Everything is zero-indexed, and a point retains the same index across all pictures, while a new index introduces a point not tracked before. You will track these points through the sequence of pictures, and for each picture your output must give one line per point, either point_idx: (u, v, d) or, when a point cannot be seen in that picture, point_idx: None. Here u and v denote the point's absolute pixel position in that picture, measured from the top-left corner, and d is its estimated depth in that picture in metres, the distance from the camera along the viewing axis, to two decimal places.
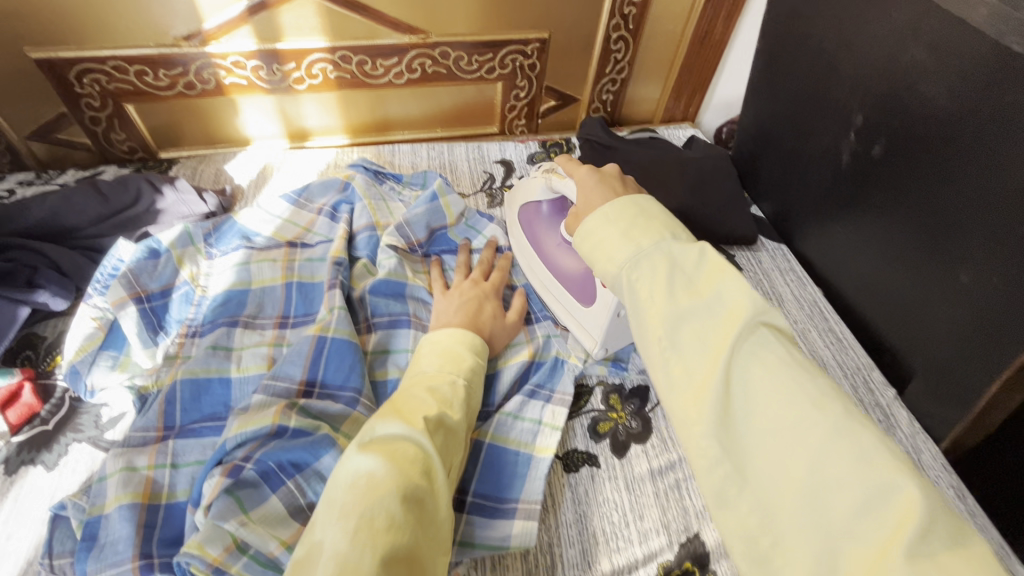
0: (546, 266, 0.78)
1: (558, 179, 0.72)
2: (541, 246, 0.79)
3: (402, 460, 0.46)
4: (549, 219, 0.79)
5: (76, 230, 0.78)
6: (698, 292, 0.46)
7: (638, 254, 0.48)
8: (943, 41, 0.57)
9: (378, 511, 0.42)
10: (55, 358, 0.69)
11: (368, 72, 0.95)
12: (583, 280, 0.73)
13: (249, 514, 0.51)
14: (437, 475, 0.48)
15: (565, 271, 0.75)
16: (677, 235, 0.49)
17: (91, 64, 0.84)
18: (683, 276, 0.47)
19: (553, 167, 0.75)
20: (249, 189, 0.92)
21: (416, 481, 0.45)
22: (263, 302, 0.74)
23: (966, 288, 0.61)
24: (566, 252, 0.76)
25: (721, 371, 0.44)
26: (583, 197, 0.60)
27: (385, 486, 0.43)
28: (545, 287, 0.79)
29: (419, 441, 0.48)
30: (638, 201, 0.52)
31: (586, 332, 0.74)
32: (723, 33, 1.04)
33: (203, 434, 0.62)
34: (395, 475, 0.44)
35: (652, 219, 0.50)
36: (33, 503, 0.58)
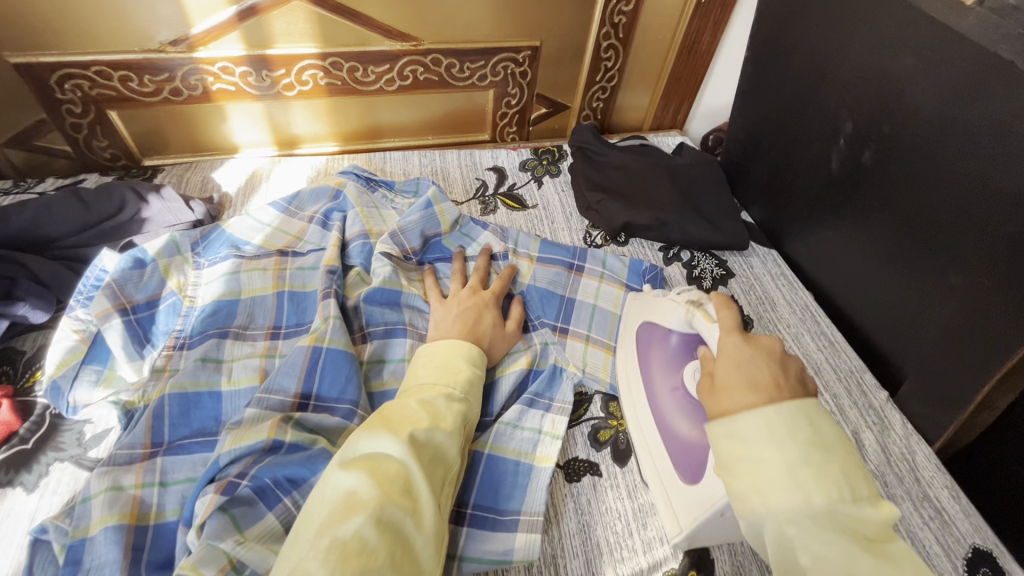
0: (652, 413, 0.66)
1: (706, 318, 0.61)
2: (653, 389, 0.67)
3: (383, 480, 0.46)
4: (675, 352, 0.67)
5: (57, 240, 0.75)
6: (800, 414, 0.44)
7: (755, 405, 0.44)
8: (932, 49, 0.58)
9: (351, 534, 0.42)
10: (34, 373, 0.66)
11: (359, 78, 0.94)
12: (694, 450, 0.59)
13: (245, 533, 0.49)
14: (419, 493, 0.47)
15: (670, 433, 0.63)
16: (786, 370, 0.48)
17: (73, 70, 0.81)
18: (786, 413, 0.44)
19: (701, 298, 0.63)
20: (237, 197, 0.90)
21: (396, 501, 0.45)
22: (253, 313, 0.72)
23: (955, 289, 0.62)
24: (682, 413, 0.62)
25: (821, 490, 0.41)
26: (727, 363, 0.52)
27: (360, 506, 0.44)
28: (645, 443, 0.65)
29: (402, 460, 0.48)
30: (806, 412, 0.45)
31: (671, 512, 0.60)
32: (710, 41, 1.06)
33: (193, 450, 0.60)
34: (373, 495, 0.45)
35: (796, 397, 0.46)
36: (11, 528, 0.55)
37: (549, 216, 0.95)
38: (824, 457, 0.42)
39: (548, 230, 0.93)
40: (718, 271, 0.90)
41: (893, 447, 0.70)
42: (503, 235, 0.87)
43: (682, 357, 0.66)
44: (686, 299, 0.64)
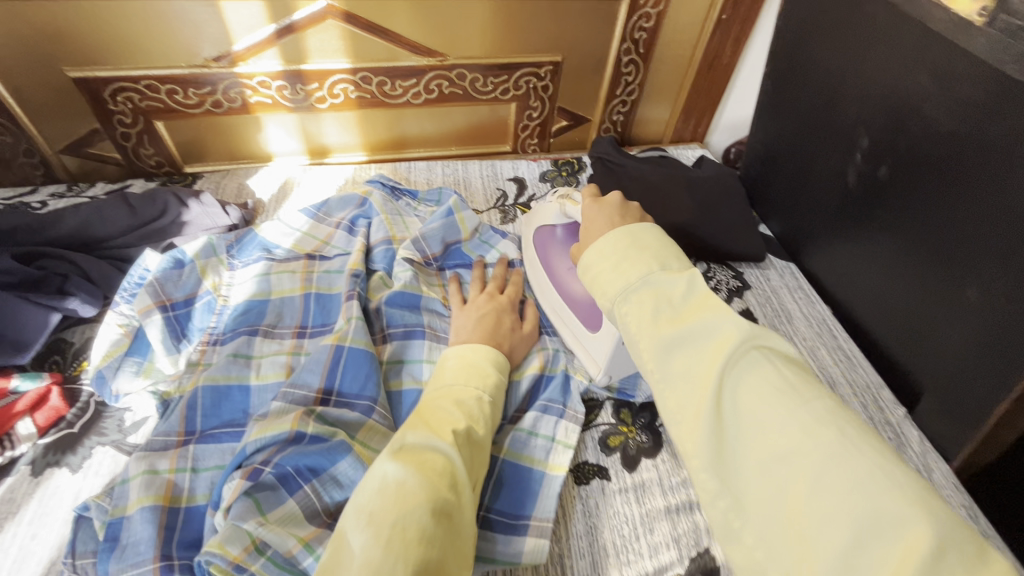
0: (556, 288, 0.78)
1: (573, 205, 0.76)
2: (554, 271, 0.78)
3: (432, 472, 0.48)
4: (562, 242, 0.79)
5: (105, 240, 0.81)
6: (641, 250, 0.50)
7: (628, 289, 0.48)
8: (946, 67, 0.58)
9: (411, 521, 0.43)
10: (82, 363, 0.71)
11: (387, 92, 0.99)
12: (589, 306, 0.73)
13: (267, 516, 0.52)
14: (463, 488, 0.50)
15: (576, 297, 0.75)
16: (667, 266, 0.49)
17: (125, 83, 0.88)
18: (669, 308, 0.47)
19: (568, 194, 0.80)
20: (270, 203, 0.95)
21: (445, 494, 0.48)
22: (282, 313, 0.76)
23: (973, 305, 0.62)
24: (578, 278, 0.75)
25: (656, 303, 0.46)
26: (585, 222, 0.62)
27: (416, 496, 0.45)
28: (552, 305, 0.80)
29: (446, 453, 0.51)
30: (633, 231, 0.52)
31: (592, 359, 0.74)
32: (731, 57, 1.07)
33: (223, 439, 0.64)
34: (426, 487, 0.47)
35: (643, 251, 0.50)
36: (57, 504, 0.59)
37: None
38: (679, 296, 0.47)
39: None
40: (735, 283, 0.91)
41: (910, 462, 0.69)
42: (520, 242, 0.90)
43: (567, 242, 0.78)
44: (556, 198, 0.80)
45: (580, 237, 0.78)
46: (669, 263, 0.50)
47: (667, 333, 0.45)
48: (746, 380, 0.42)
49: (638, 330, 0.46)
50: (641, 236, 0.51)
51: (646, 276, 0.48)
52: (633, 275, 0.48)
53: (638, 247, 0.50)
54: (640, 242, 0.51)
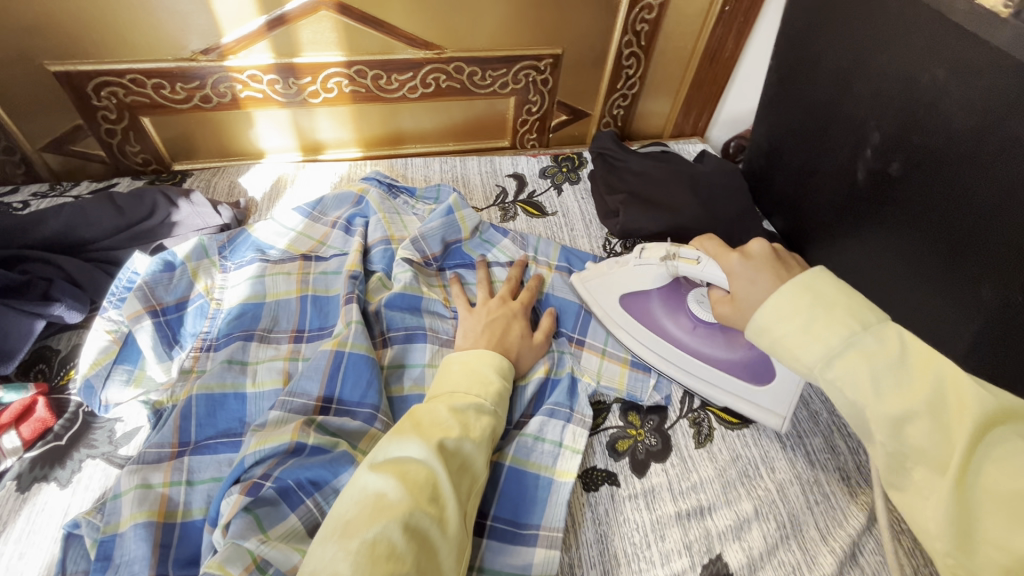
0: (691, 351, 0.75)
1: (689, 263, 0.70)
2: (671, 334, 0.77)
3: (412, 485, 0.47)
4: (664, 305, 0.78)
5: (91, 243, 0.78)
6: (831, 308, 0.46)
7: (831, 355, 0.44)
8: (965, 60, 0.57)
9: (379, 536, 0.43)
10: (69, 372, 0.68)
11: (383, 85, 0.96)
12: (755, 360, 0.72)
13: (268, 533, 0.50)
14: (446, 502, 0.48)
15: (722, 355, 0.74)
16: (867, 322, 0.44)
17: (109, 77, 0.84)
18: (890, 377, 0.42)
19: (673, 250, 0.72)
20: (263, 202, 0.92)
21: (424, 509, 0.46)
22: (277, 316, 0.74)
23: (986, 304, 0.61)
24: (705, 331, 0.75)
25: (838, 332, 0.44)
26: (738, 283, 0.58)
27: (390, 510, 0.45)
28: (687, 371, 0.75)
29: (430, 465, 0.49)
30: (810, 281, 0.48)
31: (767, 412, 0.70)
32: (733, 50, 1.05)
33: (219, 450, 0.61)
34: (402, 501, 0.46)
35: (835, 307, 0.46)
36: (45, 522, 0.57)
37: (569, 223, 0.95)
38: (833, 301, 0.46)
39: (567, 236, 0.93)
40: None
41: None
42: (522, 242, 0.88)
43: (676, 302, 0.78)
44: (661, 258, 0.74)
45: (682, 291, 0.79)
46: (867, 316, 0.45)
47: (895, 409, 0.41)
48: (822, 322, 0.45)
49: (863, 398, 0.42)
50: (821, 287, 0.47)
51: (847, 340, 0.44)
52: (832, 339, 0.44)
53: (827, 305, 0.46)
54: (822, 296, 0.47)
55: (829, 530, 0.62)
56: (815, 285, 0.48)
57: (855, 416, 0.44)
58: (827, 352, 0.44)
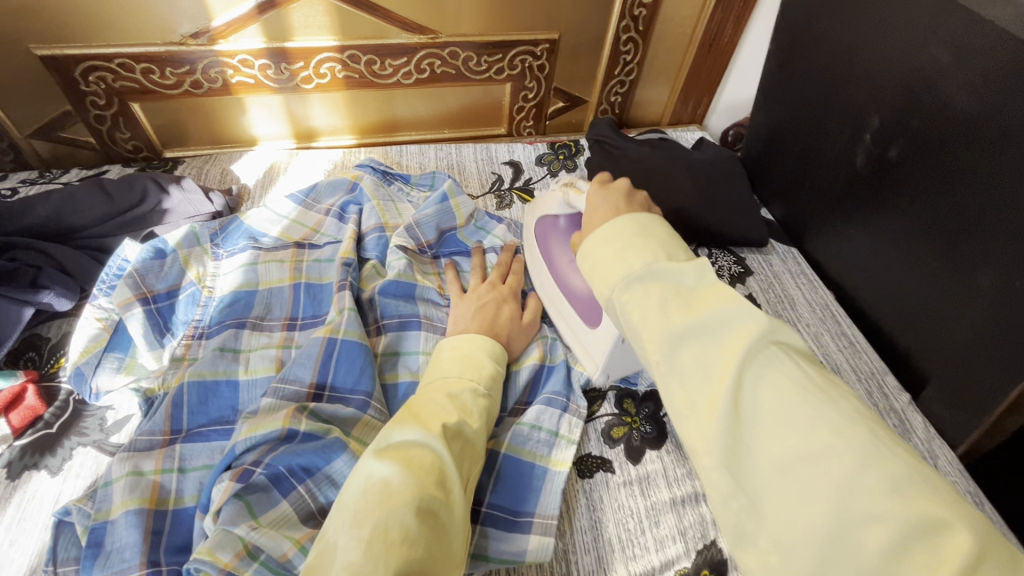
0: (558, 284, 0.75)
1: (577, 193, 0.70)
2: (553, 262, 0.75)
3: (418, 470, 0.46)
4: (567, 235, 0.75)
5: (80, 230, 0.77)
6: (647, 238, 0.47)
7: (631, 278, 0.45)
8: (966, 41, 0.56)
9: (393, 522, 0.41)
10: (59, 360, 0.68)
11: (377, 71, 0.94)
12: (590, 301, 0.70)
13: (259, 519, 0.50)
14: (452, 484, 0.47)
15: (577, 290, 0.72)
16: (672, 256, 0.46)
17: (97, 62, 0.82)
18: (679, 298, 0.43)
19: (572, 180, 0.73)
20: (256, 189, 0.91)
21: (433, 492, 0.45)
22: (270, 304, 0.73)
23: (984, 291, 0.60)
24: (578, 270, 0.72)
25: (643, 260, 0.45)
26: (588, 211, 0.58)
27: (400, 495, 0.43)
28: (555, 303, 0.76)
29: (434, 448, 0.48)
30: (643, 221, 0.49)
31: (586, 354, 0.72)
32: (732, 36, 1.03)
33: (211, 438, 0.61)
34: (411, 485, 0.44)
35: (650, 239, 0.47)
36: (36, 509, 0.57)
37: None
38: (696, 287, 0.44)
39: None
40: (737, 269, 0.89)
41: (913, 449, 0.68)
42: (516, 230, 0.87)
43: (572, 233, 0.74)
44: (559, 185, 0.74)
45: (587, 229, 0.74)
46: (677, 255, 0.46)
47: (680, 323, 0.41)
48: (764, 377, 0.39)
49: (756, 443, 0.37)
50: (651, 226, 0.48)
51: (649, 266, 0.44)
52: (638, 262, 0.45)
53: (643, 234, 0.47)
54: (648, 232, 0.48)
55: None
56: (647, 226, 0.48)
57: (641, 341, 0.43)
58: (629, 275, 0.45)
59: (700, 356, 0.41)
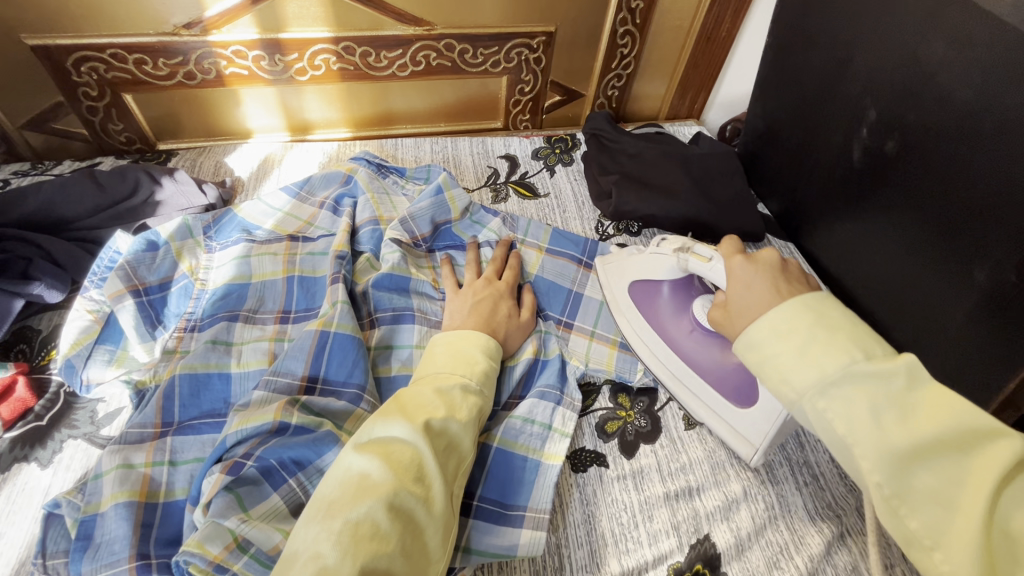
0: (680, 356, 0.71)
1: (702, 260, 0.67)
2: (666, 333, 0.73)
3: (395, 465, 0.46)
4: (671, 301, 0.74)
5: (71, 221, 0.76)
6: (833, 330, 0.44)
7: (827, 383, 0.43)
8: (964, 34, 0.56)
9: (363, 517, 0.43)
10: (49, 352, 0.67)
11: (372, 63, 0.93)
12: (740, 379, 0.66)
13: (249, 512, 0.50)
14: (432, 481, 0.48)
15: (715, 367, 0.68)
16: (870, 352, 0.43)
17: (89, 52, 0.82)
18: (892, 409, 0.41)
19: (688, 245, 0.70)
20: (249, 182, 0.90)
21: (409, 489, 0.46)
22: (263, 297, 0.73)
23: (980, 286, 0.60)
24: (703, 340, 0.70)
25: (835, 359, 0.43)
26: (734, 286, 0.56)
27: (374, 490, 0.44)
28: (665, 365, 0.72)
29: (414, 444, 0.48)
30: (807, 302, 0.47)
31: (738, 436, 0.65)
32: (729, 29, 1.03)
33: (202, 431, 0.60)
34: (386, 481, 0.45)
35: (836, 331, 0.45)
36: (25, 502, 0.56)
37: (562, 205, 0.94)
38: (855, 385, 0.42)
39: (559, 218, 0.92)
40: None
41: None
42: (512, 223, 0.87)
43: (683, 300, 0.74)
44: (674, 249, 0.71)
45: (692, 291, 0.74)
46: (872, 347, 0.44)
47: (900, 443, 0.40)
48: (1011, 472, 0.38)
49: (869, 449, 0.41)
50: (825, 310, 0.46)
51: (846, 367, 0.42)
52: (830, 365, 0.43)
53: (828, 326, 0.45)
54: (823, 316, 0.46)
55: (819, 513, 0.62)
56: (818, 307, 0.47)
57: (849, 452, 0.42)
58: (822, 379, 0.43)
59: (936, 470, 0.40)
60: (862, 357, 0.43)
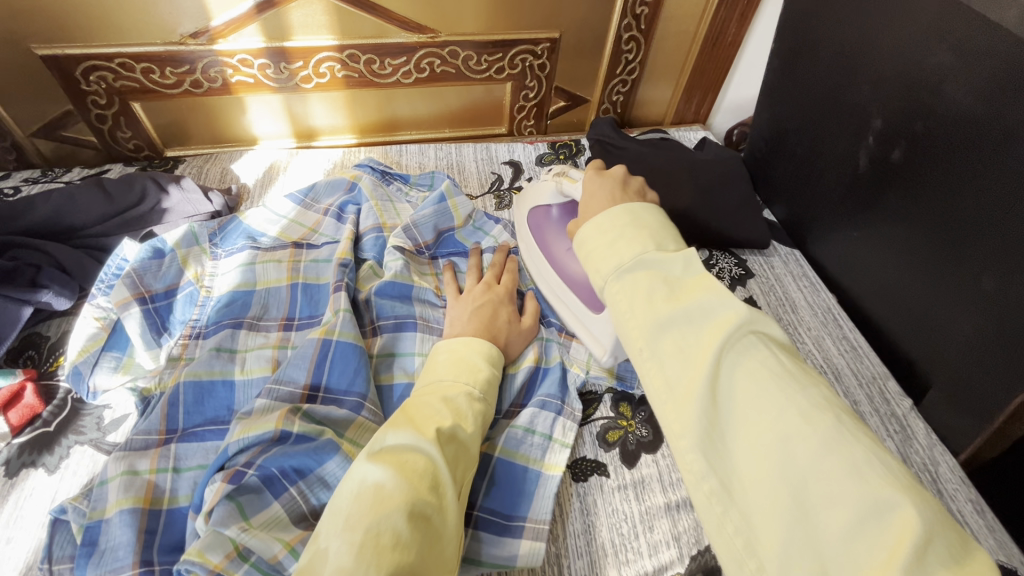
0: (555, 269, 0.78)
1: (571, 181, 0.77)
2: (551, 252, 0.80)
3: (411, 475, 0.46)
4: (558, 222, 0.81)
5: (80, 229, 0.77)
6: (641, 227, 0.51)
7: (620, 267, 0.49)
8: (971, 42, 0.55)
9: (386, 528, 0.41)
10: (58, 359, 0.68)
11: (376, 70, 0.94)
12: (592, 285, 0.74)
13: (251, 521, 0.50)
14: (445, 490, 0.47)
15: (582, 279, 0.75)
16: (662, 245, 0.51)
17: (98, 62, 0.83)
18: (664, 287, 0.47)
19: (563, 170, 0.80)
20: (255, 189, 0.91)
21: (424, 498, 0.45)
22: (268, 304, 0.73)
23: (988, 297, 0.59)
24: (575, 257, 0.77)
25: (633, 245, 0.50)
26: (587, 194, 0.64)
27: (392, 500, 0.43)
28: (545, 279, 0.79)
29: (428, 453, 0.48)
30: (637, 209, 0.54)
31: (595, 340, 0.72)
32: (736, 34, 1.02)
33: (206, 438, 0.61)
34: (404, 491, 0.44)
35: (643, 229, 0.51)
36: (33, 507, 0.57)
37: None
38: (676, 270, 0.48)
39: None
40: (737, 271, 0.87)
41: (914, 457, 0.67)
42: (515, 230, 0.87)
43: (564, 221, 0.80)
44: (551, 175, 0.81)
45: (578, 215, 0.80)
46: (664, 241, 0.51)
47: (658, 315, 0.45)
48: (741, 365, 0.42)
49: (633, 327, 0.47)
50: (644, 214, 0.53)
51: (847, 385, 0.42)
52: (627, 254, 0.50)
53: (637, 225, 0.52)
54: (640, 218, 0.53)
55: None
56: (640, 212, 0.53)
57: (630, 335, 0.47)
58: (620, 265, 0.49)
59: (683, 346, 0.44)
60: (654, 247, 0.50)
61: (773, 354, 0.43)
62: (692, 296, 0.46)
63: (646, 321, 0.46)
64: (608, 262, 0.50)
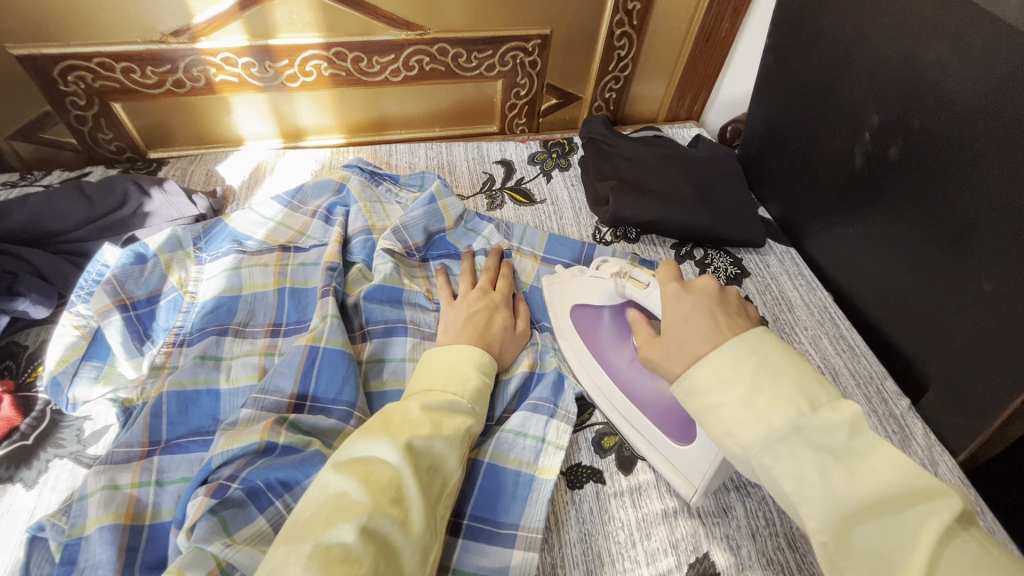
0: (618, 385, 0.69)
1: (638, 286, 0.65)
2: (608, 363, 0.71)
3: (374, 486, 0.45)
4: (612, 331, 0.73)
5: (59, 234, 0.75)
6: (777, 377, 0.43)
7: (773, 437, 0.41)
8: (969, 37, 0.54)
9: (335, 541, 0.41)
10: (36, 368, 0.66)
11: (364, 68, 0.92)
12: (672, 409, 0.63)
13: (234, 536, 0.48)
14: (410, 503, 0.46)
15: (651, 398, 0.65)
16: (816, 402, 0.42)
17: (76, 61, 0.81)
18: (840, 465, 0.40)
19: (625, 270, 0.67)
20: (241, 191, 0.89)
21: (385, 511, 0.44)
22: (254, 310, 0.71)
23: (986, 299, 0.58)
24: (641, 370, 0.68)
25: (777, 411, 0.41)
26: (672, 318, 0.53)
27: (348, 512, 0.43)
28: (602, 392, 0.70)
29: (395, 464, 0.47)
30: (749, 340, 0.46)
31: (678, 475, 0.61)
32: (729, 29, 1.01)
33: (190, 449, 0.59)
34: (362, 503, 0.44)
35: (780, 377, 0.43)
36: (10, 524, 0.55)
37: (558, 211, 0.92)
38: (837, 440, 0.40)
39: (556, 225, 0.90)
40: (732, 270, 0.86)
41: (914, 458, 0.66)
42: (507, 231, 0.85)
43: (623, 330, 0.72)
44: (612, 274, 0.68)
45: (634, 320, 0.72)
46: (806, 389, 0.42)
47: (846, 502, 0.39)
48: (955, 556, 0.37)
49: (795, 493, 0.40)
50: (766, 353, 0.45)
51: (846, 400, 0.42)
52: (776, 419, 0.41)
53: (772, 371, 0.43)
54: (765, 359, 0.44)
55: None
56: (759, 347, 0.45)
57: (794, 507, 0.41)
58: (768, 434, 0.41)
59: (880, 533, 0.38)
60: (807, 407, 0.41)
61: (969, 530, 0.38)
62: (874, 468, 0.39)
63: (798, 485, 0.40)
64: (747, 430, 0.42)
